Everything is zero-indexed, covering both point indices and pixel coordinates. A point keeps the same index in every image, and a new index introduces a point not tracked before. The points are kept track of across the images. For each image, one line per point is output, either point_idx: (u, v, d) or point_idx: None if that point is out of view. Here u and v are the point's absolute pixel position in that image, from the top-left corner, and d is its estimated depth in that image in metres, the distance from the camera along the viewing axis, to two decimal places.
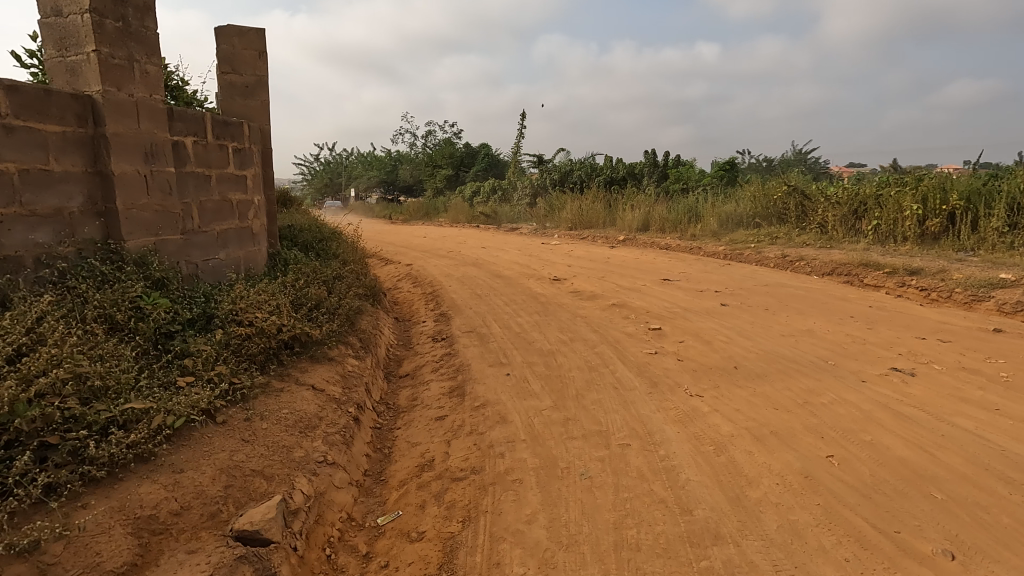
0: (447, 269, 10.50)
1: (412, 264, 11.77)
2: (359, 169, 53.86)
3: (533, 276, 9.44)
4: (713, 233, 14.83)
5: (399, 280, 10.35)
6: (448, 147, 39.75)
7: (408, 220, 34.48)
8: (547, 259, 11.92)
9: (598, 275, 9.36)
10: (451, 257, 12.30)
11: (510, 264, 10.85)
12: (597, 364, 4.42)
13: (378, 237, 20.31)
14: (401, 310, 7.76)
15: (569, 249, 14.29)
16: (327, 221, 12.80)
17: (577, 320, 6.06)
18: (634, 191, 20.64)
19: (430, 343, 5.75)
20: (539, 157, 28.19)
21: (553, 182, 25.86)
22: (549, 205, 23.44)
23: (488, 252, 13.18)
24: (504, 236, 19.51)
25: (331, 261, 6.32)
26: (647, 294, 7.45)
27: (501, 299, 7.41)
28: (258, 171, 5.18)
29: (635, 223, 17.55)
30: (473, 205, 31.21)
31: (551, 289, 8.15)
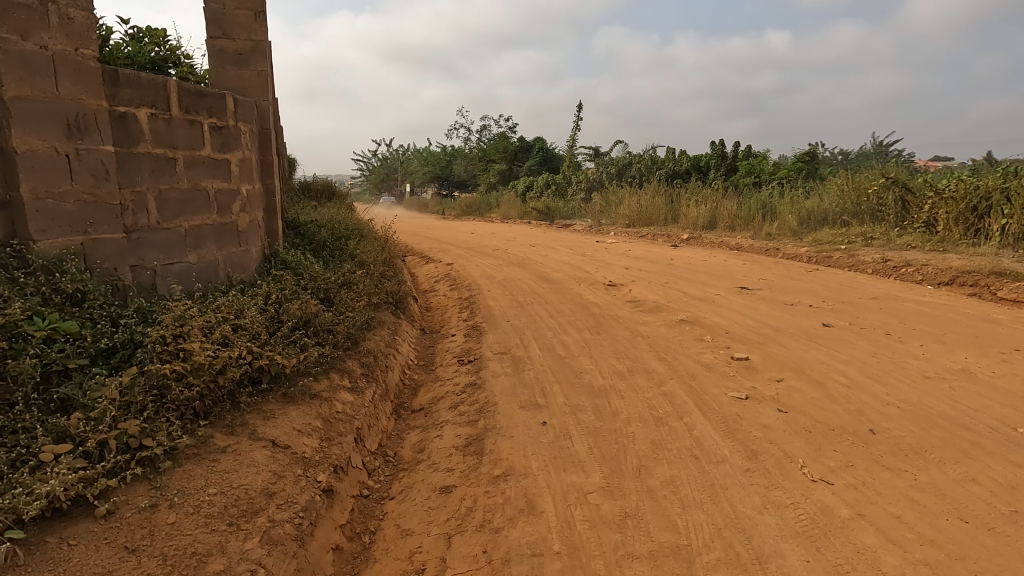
0: (490, 270, 9.48)
1: (453, 263, 10.84)
2: (414, 165, 54.08)
3: (585, 280, 8.27)
4: (792, 232, 13.10)
5: (437, 282, 9.43)
6: (502, 141, 38.86)
7: (461, 215, 33.94)
8: (603, 260, 10.69)
9: (661, 281, 8.08)
10: (496, 256, 11.28)
11: (560, 266, 9.71)
12: (666, 415, 3.25)
13: (426, 232, 19.70)
14: (432, 319, 6.79)
15: (627, 248, 12.97)
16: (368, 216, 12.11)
17: (637, 341, 4.87)
18: (700, 185, 18.94)
19: (455, 365, 4.73)
20: (595, 149, 26.76)
21: (610, 176, 24.40)
22: (606, 200, 22.03)
23: (537, 251, 12.07)
24: (556, 233, 18.34)
25: (346, 264, 5.41)
26: (723, 307, 6.14)
27: (546, 308, 6.30)
28: (251, 155, 4.30)
29: (701, 220, 15.93)
30: (526, 200, 30.21)
31: (605, 298, 6.97)
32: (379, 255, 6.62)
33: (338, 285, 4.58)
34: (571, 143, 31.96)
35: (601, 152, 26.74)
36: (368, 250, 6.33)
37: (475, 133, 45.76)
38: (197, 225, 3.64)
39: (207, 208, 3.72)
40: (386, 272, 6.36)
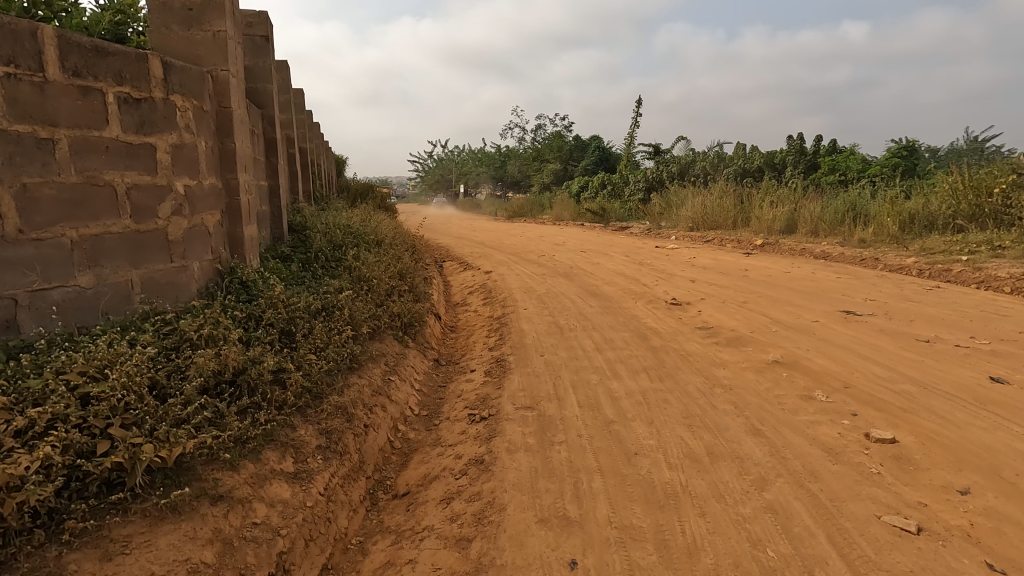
0: (531, 281, 8.24)
1: (493, 271, 9.70)
2: (468, 165, 53.77)
3: (644, 297, 6.89)
4: (891, 238, 11.15)
5: (471, 293, 8.30)
6: (557, 140, 37.52)
7: (513, 217, 33.04)
8: (663, 271, 9.20)
9: (737, 299, 6.60)
10: (541, 264, 10.03)
11: (613, 278, 8.34)
12: (781, 563, 1.94)
13: (472, 235, 18.74)
14: (455, 345, 5.61)
15: (691, 256, 11.42)
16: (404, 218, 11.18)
17: (715, 396, 3.52)
18: (775, 184, 16.94)
19: (464, 420, 3.53)
20: (655, 147, 24.99)
21: (672, 175, 22.60)
22: (667, 201, 20.30)
23: (587, 258, 10.71)
24: (612, 237, 16.86)
25: (337, 280, 4.33)
26: (828, 341, 4.65)
27: (593, 336, 5.01)
28: (198, 141, 3.26)
29: (778, 224, 14.04)
30: (580, 201, 28.83)
31: (667, 323, 5.59)
32: (392, 265, 5.51)
33: (312, 312, 3.49)
34: (629, 141, 30.23)
35: (661, 150, 24.92)
36: (376, 259, 5.22)
37: (530, 132, 44.64)
38: (97, 234, 2.61)
39: (115, 211, 2.69)
40: (396, 287, 5.24)
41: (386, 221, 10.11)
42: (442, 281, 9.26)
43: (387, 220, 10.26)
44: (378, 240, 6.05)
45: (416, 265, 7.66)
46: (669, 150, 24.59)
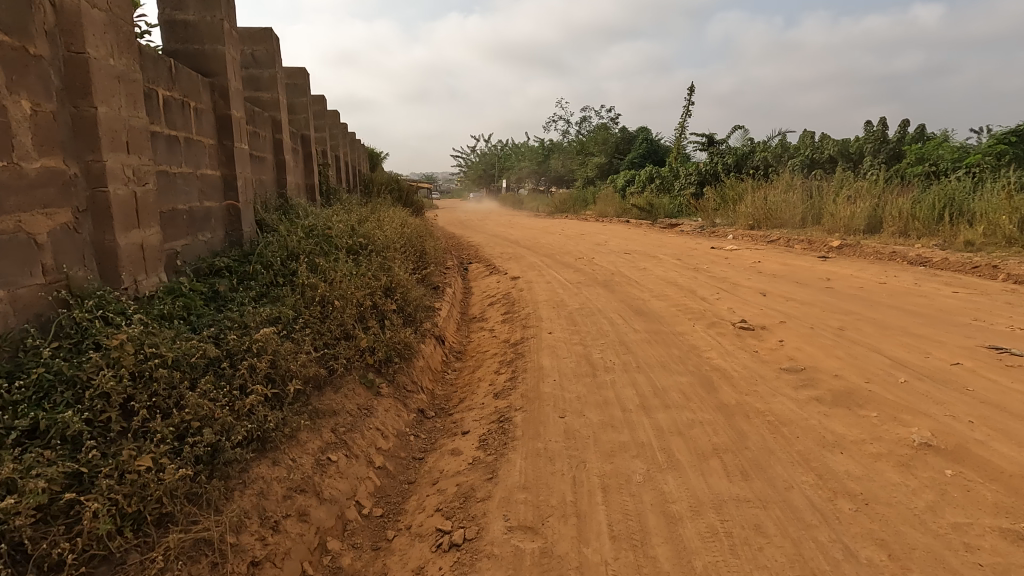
0: (562, 291, 6.88)
1: (522, 277, 8.41)
2: (511, 160, 52.70)
3: (703, 317, 5.42)
4: (1007, 240, 9.17)
5: (493, 305, 7.03)
6: (602, 132, 35.75)
7: (555, 213, 31.79)
8: (725, 280, 7.64)
9: (830, 323, 5.04)
10: (577, 269, 8.63)
11: (662, 288, 6.88)
12: None
13: (509, 232, 17.58)
14: (456, 383, 4.32)
15: (756, 260, 9.77)
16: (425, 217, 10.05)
17: (843, 523, 2.10)
18: (850, 176, 14.89)
19: (428, 541, 2.23)
20: (708, 137, 23.00)
21: (727, 168, 20.62)
22: (722, 196, 18.43)
23: (632, 262, 9.24)
24: (660, 236, 15.24)
25: (273, 305, 3.11)
26: (992, 403, 3.11)
27: (638, 382, 3.62)
28: (13, 101, 2.07)
29: (858, 222, 12.11)
30: (626, 196, 27.18)
31: (739, 360, 4.13)
32: (372, 276, 4.28)
33: (196, 366, 2.28)
34: (680, 131, 28.22)
35: (716, 140, 22.90)
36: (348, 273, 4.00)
37: (574, 125, 42.93)
38: None
39: None
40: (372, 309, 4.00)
41: (401, 219, 9.00)
42: (461, 289, 8.02)
43: (403, 218, 9.12)
44: (363, 246, 4.84)
45: (423, 274, 6.43)
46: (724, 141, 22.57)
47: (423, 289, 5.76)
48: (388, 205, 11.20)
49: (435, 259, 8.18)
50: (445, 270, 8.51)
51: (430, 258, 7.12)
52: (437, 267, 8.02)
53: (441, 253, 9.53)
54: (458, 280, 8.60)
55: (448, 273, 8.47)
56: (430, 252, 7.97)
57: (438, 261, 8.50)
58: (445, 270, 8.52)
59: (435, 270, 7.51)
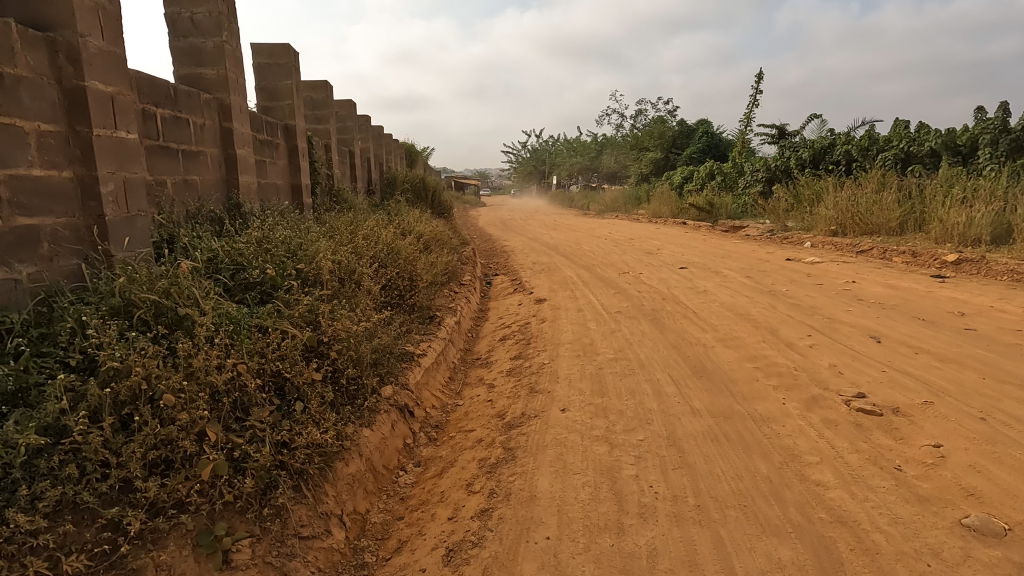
0: (594, 326, 5.26)
1: (548, 299, 6.83)
2: (561, 155, 50.95)
3: (796, 385, 3.68)
4: None
5: (505, 341, 5.50)
6: (658, 126, 33.35)
7: (605, 212, 30.02)
8: (814, 313, 5.78)
9: (1008, 408, 3.22)
10: (618, 291, 6.94)
11: (731, 325, 5.13)
12: None
13: (550, 235, 16.04)
14: (407, 498, 2.79)
15: (849, 281, 7.77)
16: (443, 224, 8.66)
17: None
18: (959, 175, 12.40)
19: None
20: (779, 129, 20.47)
21: (802, 163, 18.15)
22: (796, 196, 16.09)
23: (689, 280, 7.47)
24: (722, 242, 13.25)
25: (2, 429, 1.76)
26: None
27: (698, 557, 2.00)
28: None
29: (979, 230, 9.74)
30: (683, 194, 25.04)
31: (877, 492, 2.42)
32: (279, 332, 2.82)
33: None
34: (745, 123, 25.62)
35: (788, 132, 20.35)
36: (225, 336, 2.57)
37: (628, 118, 40.71)
38: None
39: None
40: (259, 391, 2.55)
41: (410, 226, 7.63)
42: (471, 315, 6.51)
43: (412, 224, 7.73)
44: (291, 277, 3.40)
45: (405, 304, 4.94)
46: (797, 132, 20.00)
47: (396, 331, 4.28)
48: (405, 209, 9.87)
49: (442, 275, 6.71)
50: (455, 288, 7.03)
51: (426, 278, 5.64)
52: (442, 286, 6.53)
53: (457, 266, 8.06)
54: (472, 299, 7.09)
55: (459, 292, 6.98)
56: (432, 267, 6.49)
57: (448, 278, 7.04)
58: (455, 289, 7.03)
59: (434, 290, 6.03)
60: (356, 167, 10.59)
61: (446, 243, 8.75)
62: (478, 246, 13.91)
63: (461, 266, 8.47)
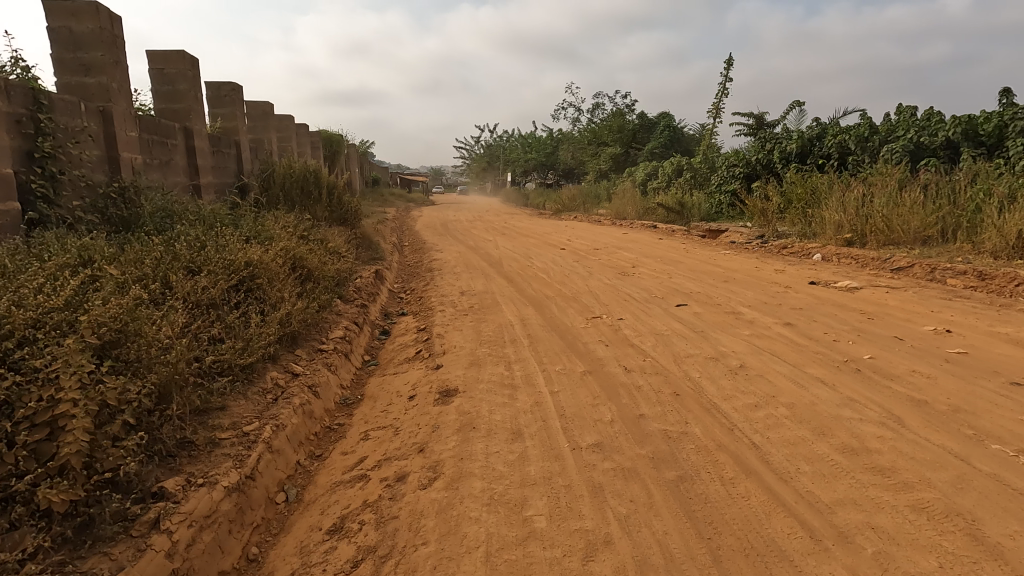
0: (544, 518, 2.19)
1: (461, 388, 3.72)
2: (515, 150, 48.10)
3: None
4: None
5: (336, 539, 2.35)
6: (617, 118, 30.75)
7: (560, 212, 27.36)
8: (981, 434, 2.89)
9: None
10: (588, 367, 3.91)
11: (867, 516, 2.15)
12: None
13: (494, 243, 13.00)
14: None
15: (943, 331, 4.99)
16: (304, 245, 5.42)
17: None
18: (996, 169, 10.02)
19: None
20: (757, 118, 18.00)
21: (786, 157, 15.73)
22: (786, 196, 13.59)
23: (702, 338, 4.53)
24: (708, 254, 10.53)
25: None
26: None
27: None
28: None
29: None
30: (648, 193, 22.52)
31: None
32: None
33: None
34: (713, 114, 23.23)
35: (767, 122, 17.90)
36: None
37: (584, 112, 38.23)
38: None
39: None
40: None
41: (222, 247, 4.40)
42: (305, 430, 3.34)
43: (231, 244, 4.48)
44: None
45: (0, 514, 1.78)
46: (777, 122, 17.57)
47: None
48: (266, 220, 6.61)
49: (247, 355, 3.54)
50: (284, 370, 3.83)
51: (150, 391, 2.48)
52: (237, 381, 3.36)
53: (318, 312, 4.87)
54: (321, 381, 3.91)
55: (287, 376, 3.78)
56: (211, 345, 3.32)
57: (272, 351, 3.85)
58: (284, 370, 3.83)
59: (189, 403, 2.86)
60: (200, 152, 7.17)
61: (313, 268, 5.57)
62: (399, 261, 10.71)
63: (327, 308, 5.27)
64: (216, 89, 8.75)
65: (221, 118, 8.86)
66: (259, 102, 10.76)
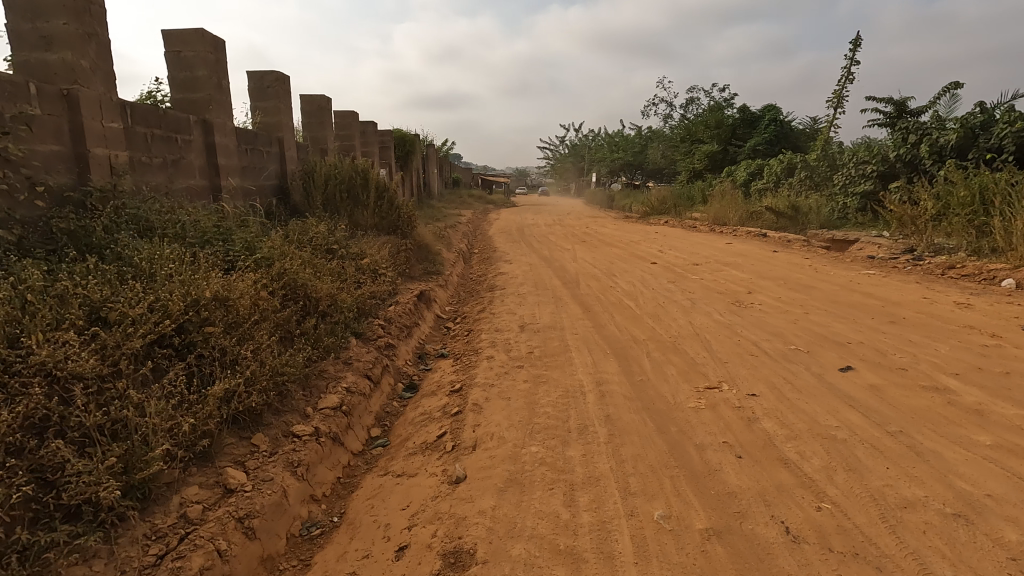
0: None
1: (482, 547, 2.13)
2: (600, 150, 45.87)
3: None
4: None
5: None
6: (715, 112, 27.85)
7: (648, 215, 25.08)
8: None
9: None
10: (712, 520, 2.17)
11: None
12: None
13: (572, 253, 11.30)
14: None
15: None
16: (298, 274, 4.09)
17: None
18: None
19: None
20: (897, 105, 14.90)
21: (939, 151, 12.72)
22: (944, 199, 10.78)
23: (912, 456, 2.60)
24: (846, 275, 8.21)
25: None
26: None
27: None
28: None
29: None
30: (753, 195, 19.79)
31: None
32: None
33: None
34: (834, 103, 20.00)
35: (910, 109, 14.75)
36: None
37: (678, 107, 35.40)
38: None
39: None
40: None
41: (167, 277, 3.12)
42: None
43: (182, 272, 3.18)
44: None
45: None
46: (925, 109, 14.42)
47: None
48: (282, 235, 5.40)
49: (134, 468, 2.18)
50: (212, 480, 2.45)
51: None
52: (101, 524, 2.02)
53: (305, 367, 3.48)
54: (271, 498, 2.48)
55: (212, 494, 2.38)
56: (59, 462, 2.00)
57: (196, 448, 2.49)
58: (213, 481, 2.44)
59: None
60: (222, 150, 6.14)
61: (319, 294, 4.22)
62: (460, 275, 9.32)
63: (327, 356, 3.88)
64: (258, 79, 7.73)
65: (264, 112, 7.84)
66: (315, 96, 9.75)
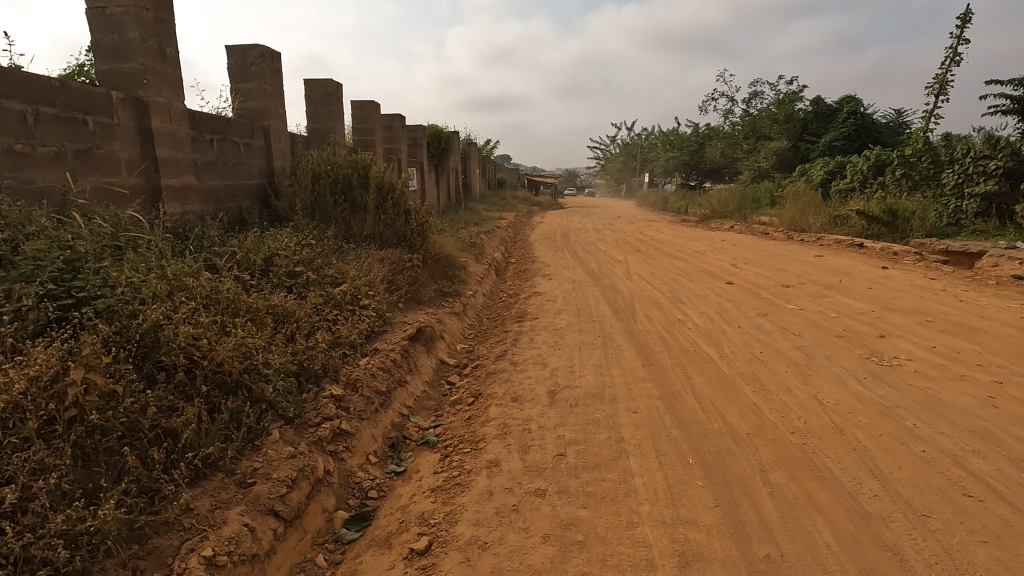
0: None
1: None
2: (654, 149, 43.28)
3: None
4: None
5: None
6: (785, 104, 25.05)
7: (708, 220, 22.69)
8: None
9: None
10: None
11: None
12: None
13: (624, 267, 9.41)
14: None
15: None
16: (176, 336, 2.52)
17: None
18: None
19: None
20: None
21: None
22: None
23: None
24: (1006, 306, 5.98)
25: None
26: None
27: None
28: None
29: None
30: (834, 197, 17.18)
31: None
32: None
33: None
34: (936, 89, 17.08)
35: None
36: None
37: (740, 100, 32.54)
38: None
39: None
40: None
41: None
42: None
43: None
44: None
45: None
46: None
47: None
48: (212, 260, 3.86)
49: None
50: None
51: None
52: None
53: (122, 523, 1.87)
54: None
55: None
56: None
57: None
58: None
59: None
60: (164, 138, 4.67)
61: (210, 362, 2.62)
62: (485, 297, 7.63)
63: (195, 484, 2.27)
64: (239, 55, 6.25)
65: (247, 96, 6.38)
66: (322, 82, 8.27)
